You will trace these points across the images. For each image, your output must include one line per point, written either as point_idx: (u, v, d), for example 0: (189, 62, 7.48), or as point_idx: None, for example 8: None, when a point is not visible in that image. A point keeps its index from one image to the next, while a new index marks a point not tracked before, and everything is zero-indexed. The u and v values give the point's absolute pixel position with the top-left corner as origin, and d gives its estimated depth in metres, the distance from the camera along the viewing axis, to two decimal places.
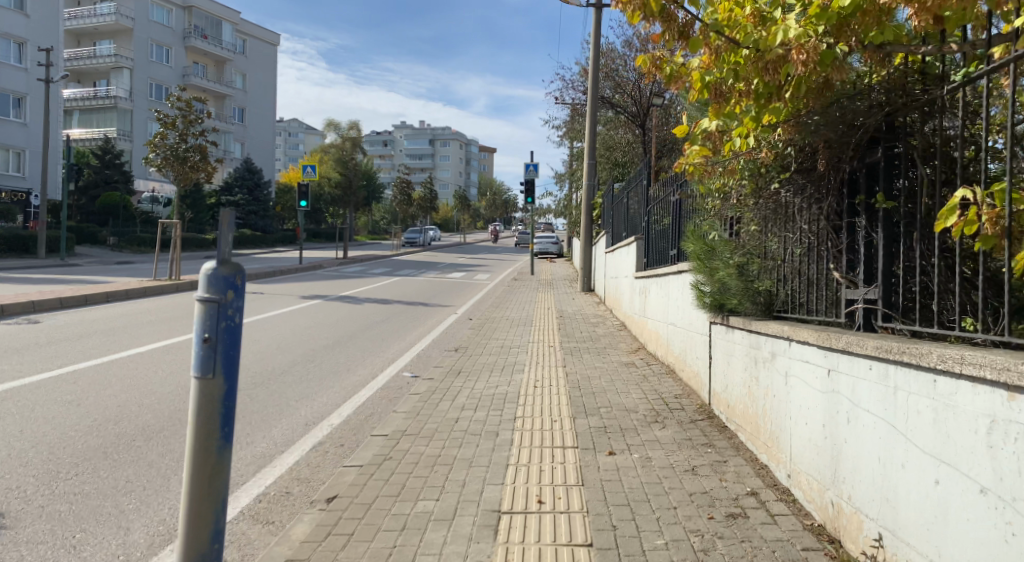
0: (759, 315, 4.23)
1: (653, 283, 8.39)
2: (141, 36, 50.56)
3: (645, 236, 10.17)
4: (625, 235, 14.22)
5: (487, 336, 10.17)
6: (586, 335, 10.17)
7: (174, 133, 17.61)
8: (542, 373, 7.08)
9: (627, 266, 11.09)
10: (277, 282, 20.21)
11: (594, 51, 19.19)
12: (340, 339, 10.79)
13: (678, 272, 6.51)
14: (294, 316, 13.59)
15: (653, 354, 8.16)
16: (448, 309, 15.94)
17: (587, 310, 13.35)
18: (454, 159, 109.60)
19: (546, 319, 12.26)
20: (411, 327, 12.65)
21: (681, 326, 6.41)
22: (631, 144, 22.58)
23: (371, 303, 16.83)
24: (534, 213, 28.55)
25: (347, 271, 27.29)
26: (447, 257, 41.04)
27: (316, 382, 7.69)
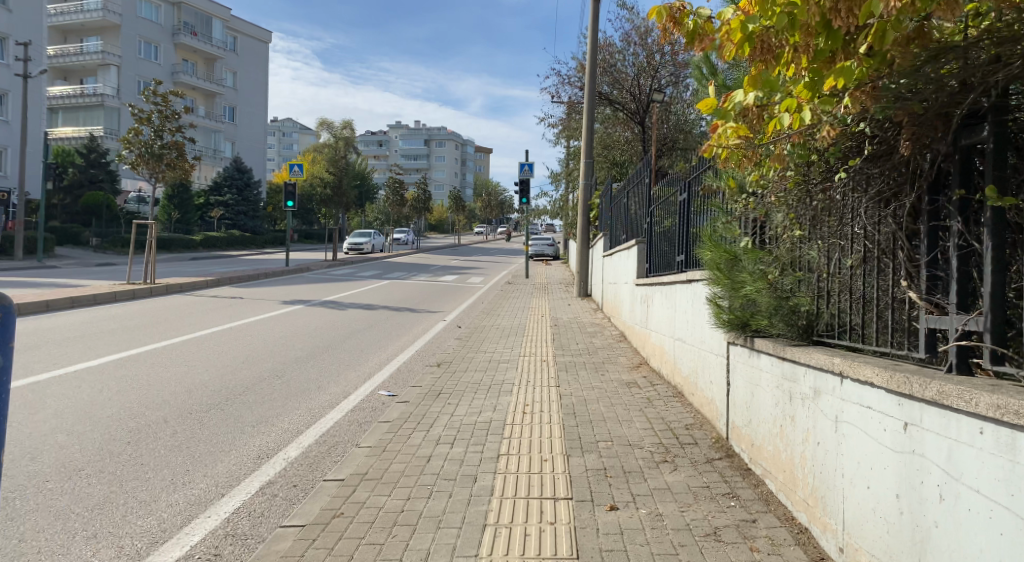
0: (797, 340, 3.48)
1: (657, 292, 7.63)
2: (129, 32, 50.26)
3: (647, 239, 9.41)
4: (624, 237, 13.49)
5: (475, 348, 9.36)
6: (583, 347, 9.37)
7: (149, 129, 16.96)
8: (532, 395, 6.30)
9: (626, 271, 10.33)
10: (261, 285, 19.45)
11: (591, 45, 18.50)
12: (316, 350, 9.99)
13: (688, 281, 5.78)
14: (272, 323, 12.81)
15: (656, 370, 7.40)
16: (437, 316, 15.13)
17: (584, 318, 12.60)
18: (451, 160, 108.90)
19: (540, 328, 11.47)
20: (396, 337, 11.85)
21: (691, 342, 5.68)
22: (631, 142, 21.79)
23: (356, 308, 16.06)
24: (529, 214, 27.76)
25: (335, 273, 26.53)
26: (441, 259, 40.24)
27: (280, 403, 6.93)
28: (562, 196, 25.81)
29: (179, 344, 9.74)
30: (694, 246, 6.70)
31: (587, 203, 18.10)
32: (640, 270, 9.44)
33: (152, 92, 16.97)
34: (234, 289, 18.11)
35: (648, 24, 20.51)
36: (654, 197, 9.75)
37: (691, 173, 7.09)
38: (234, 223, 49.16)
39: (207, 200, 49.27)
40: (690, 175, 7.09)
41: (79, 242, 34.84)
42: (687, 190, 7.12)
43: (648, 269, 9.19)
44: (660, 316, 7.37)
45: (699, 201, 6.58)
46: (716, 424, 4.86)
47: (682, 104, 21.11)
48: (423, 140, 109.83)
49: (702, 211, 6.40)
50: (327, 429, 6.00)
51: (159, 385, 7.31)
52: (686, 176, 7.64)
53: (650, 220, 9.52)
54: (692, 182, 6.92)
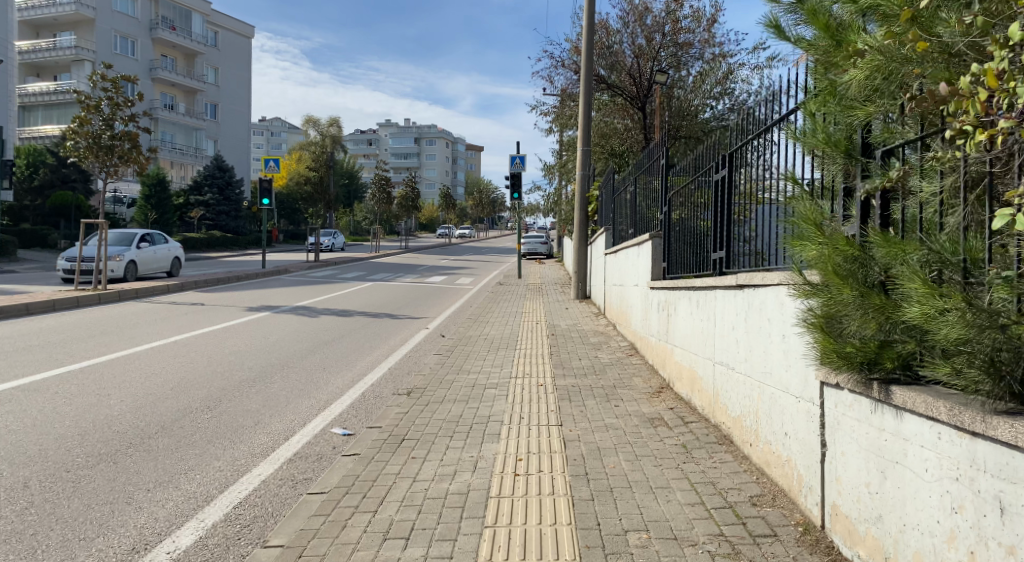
0: (1008, 405, 1.97)
1: (682, 295, 6.08)
2: (104, 26, 48.47)
3: (662, 232, 7.86)
4: (630, 232, 11.92)
5: (456, 367, 7.71)
6: (587, 364, 7.78)
7: (98, 119, 15.22)
8: (528, 440, 4.71)
9: (637, 271, 8.78)
10: (229, 290, 17.76)
11: (589, 24, 17.03)
12: (268, 371, 8.32)
13: (743, 289, 4.24)
14: (228, 335, 11.16)
15: (683, 398, 5.86)
16: (420, 323, 13.50)
17: (585, 325, 11.04)
18: (441, 158, 107.25)
19: (536, 338, 9.89)
20: (369, 351, 10.17)
21: (746, 374, 4.17)
22: (630, 131, 20.17)
23: (330, 314, 14.44)
24: (521, 211, 26.12)
25: (315, 276, 24.91)
26: (429, 258, 38.49)
27: (198, 451, 5.32)
28: (556, 190, 24.19)
29: (103, 365, 8.07)
30: (742, 240, 5.16)
31: (585, 196, 16.56)
32: (654, 270, 7.89)
33: (100, 77, 15.29)
34: (196, 295, 16.38)
35: (646, 4, 18.96)
36: (669, 178, 8.22)
37: (731, 147, 5.56)
38: (215, 223, 47.45)
39: (187, 199, 47.46)
40: (731, 145, 5.54)
41: (47, 245, 32.96)
42: (724, 171, 5.62)
43: (665, 269, 7.66)
44: (688, 328, 5.84)
45: (749, 180, 5.04)
46: (797, 500, 3.35)
47: (685, 90, 19.52)
48: (412, 138, 107.95)
49: (757, 195, 4.85)
50: (245, 499, 4.36)
51: (48, 426, 5.65)
52: (718, 151, 6.13)
53: (666, 207, 7.98)
54: (734, 160, 5.40)
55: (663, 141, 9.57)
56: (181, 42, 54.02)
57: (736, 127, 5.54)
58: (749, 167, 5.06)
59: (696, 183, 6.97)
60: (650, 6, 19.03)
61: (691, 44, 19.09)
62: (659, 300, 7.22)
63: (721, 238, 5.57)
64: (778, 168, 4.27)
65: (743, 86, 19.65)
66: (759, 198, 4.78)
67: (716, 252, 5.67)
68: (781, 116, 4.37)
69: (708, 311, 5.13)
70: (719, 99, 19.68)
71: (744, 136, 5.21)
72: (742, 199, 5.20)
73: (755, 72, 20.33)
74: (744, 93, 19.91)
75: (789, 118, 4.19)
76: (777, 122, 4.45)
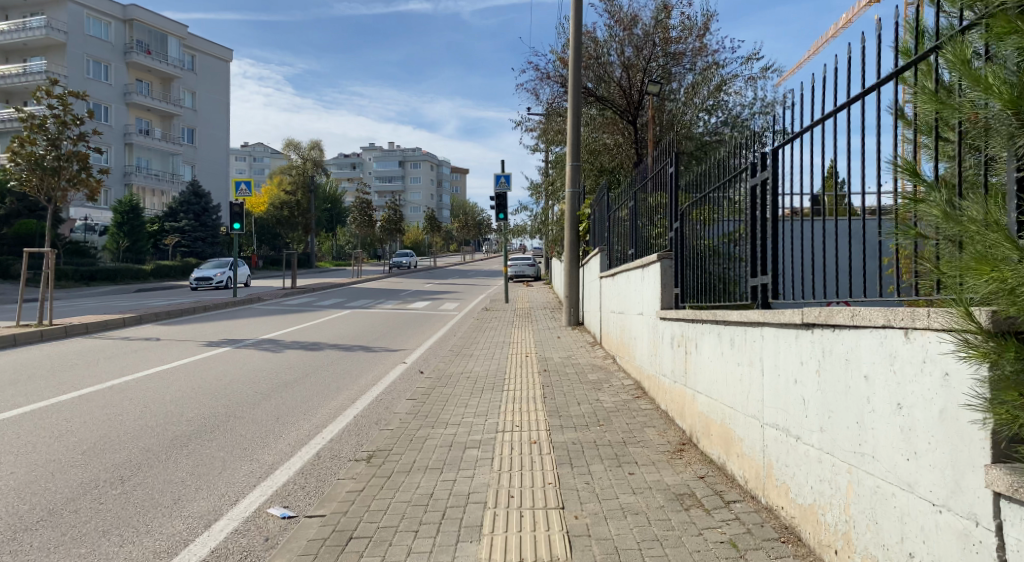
0: None
1: (707, 328, 4.94)
2: (75, 51, 47.25)
3: (672, 251, 6.66)
4: (630, 252, 10.81)
5: (433, 417, 6.44)
6: (589, 409, 6.56)
7: (43, 139, 13.90)
8: (518, 539, 3.46)
9: (641, 297, 7.58)
10: (192, 322, 16.41)
11: (576, 33, 16.10)
12: (210, 425, 7.01)
13: (813, 331, 3.11)
14: (178, 375, 9.85)
15: (711, 460, 4.70)
16: (398, 355, 12.24)
17: (581, 357, 9.84)
18: (426, 181, 106.34)
19: (527, 374, 8.67)
20: (334, 394, 8.85)
21: (819, 449, 3.05)
22: (620, 147, 19.09)
23: (298, 348, 13.14)
24: (507, 232, 25.01)
25: (291, 304, 23.59)
26: (414, 283, 37.29)
27: (84, 550, 4.01)
28: (544, 210, 23.10)
29: (10, 422, 6.72)
30: (804, 258, 4.01)
31: (576, 214, 15.47)
32: (664, 297, 6.70)
33: (45, 93, 14.01)
34: (154, 329, 15.03)
35: (634, 13, 18.00)
36: (675, 187, 7.04)
37: (780, 140, 4.41)
38: (190, 250, 45.98)
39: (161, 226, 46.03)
40: (778, 137, 4.39)
41: (11, 275, 31.48)
42: (760, 173, 4.47)
43: (680, 295, 6.47)
44: (715, 372, 4.71)
45: (815, 182, 3.89)
46: None
47: (677, 102, 18.50)
48: (397, 161, 107.11)
49: (831, 198, 3.71)
50: None
51: None
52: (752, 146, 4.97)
53: (676, 222, 6.80)
54: (778, 156, 4.25)
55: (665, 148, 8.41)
56: (156, 66, 52.88)
57: (785, 115, 4.41)
58: (812, 164, 3.92)
59: (717, 191, 5.80)
60: (638, 15, 18.06)
61: (683, 54, 18.14)
62: (673, 334, 6.06)
63: (763, 257, 4.42)
64: (878, 157, 3.12)
65: (737, 98, 18.67)
66: (836, 202, 3.64)
67: (757, 278, 4.52)
68: (868, 90, 3.24)
69: (749, 355, 4.00)
70: (712, 112, 18.71)
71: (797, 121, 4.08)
72: (801, 206, 4.06)
73: (749, 83, 19.39)
74: (739, 105, 18.93)
75: (886, 87, 3.06)
76: (862, 97, 3.32)
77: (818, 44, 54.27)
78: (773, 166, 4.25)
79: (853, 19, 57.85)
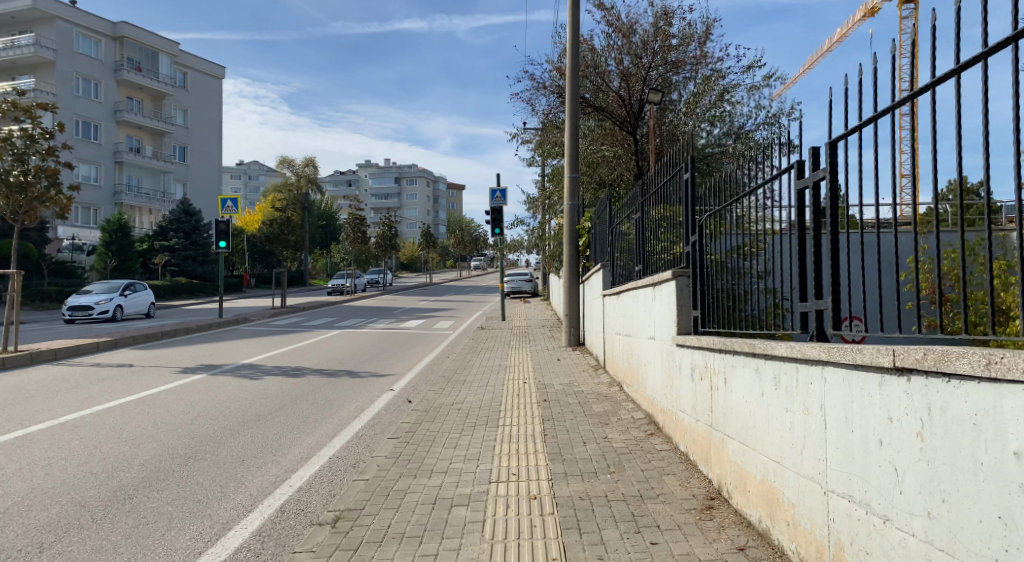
0: None
1: (738, 361, 4.14)
2: (64, 68, 46.61)
3: (692, 269, 5.81)
4: (638, 268, 10.08)
5: (417, 462, 5.58)
6: (595, 450, 5.72)
7: (9, 154, 13.11)
8: None
9: (652, 318, 6.74)
10: (171, 346, 15.51)
11: (573, 39, 15.40)
12: (166, 471, 6.14)
13: (908, 379, 2.34)
14: (144, 407, 8.98)
15: (750, 523, 3.88)
16: (385, 381, 11.37)
17: (584, 385, 9.00)
18: (422, 198, 105.69)
19: (524, 405, 7.82)
20: (311, 429, 7.99)
21: (925, 540, 2.27)
22: (620, 159, 18.34)
23: (280, 374, 12.28)
24: (503, 248, 24.20)
25: (279, 324, 22.70)
26: (408, 301, 36.42)
27: None
28: (540, 224, 22.31)
29: None
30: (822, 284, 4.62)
31: (575, 229, 14.72)
32: (680, 322, 5.86)
33: (11, 105, 13.24)
34: (130, 354, 14.15)
35: (631, 20, 17.30)
36: (689, 198, 6.24)
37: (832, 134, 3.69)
38: (180, 269, 45.00)
39: (152, 245, 45.25)
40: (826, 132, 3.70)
41: None
42: (804, 178, 3.74)
43: (700, 318, 5.65)
44: (752, 416, 3.90)
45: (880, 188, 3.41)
46: None
47: (677, 113, 17.83)
48: (392, 178, 106.52)
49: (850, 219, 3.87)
50: None
51: None
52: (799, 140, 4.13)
53: (694, 237, 5.98)
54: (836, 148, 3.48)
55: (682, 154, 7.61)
56: (147, 83, 52.27)
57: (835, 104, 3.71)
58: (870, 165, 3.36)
59: (743, 198, 5.07)
60: (636, 22, 17.39)
61: (683, 62, 17.43)
62: (692, 363, 5.27)
63: (817, 277, 3.65)
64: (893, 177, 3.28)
65: (740, 108, 17.92)
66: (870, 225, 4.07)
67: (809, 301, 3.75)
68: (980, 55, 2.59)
69: (801, 403, 3.20)
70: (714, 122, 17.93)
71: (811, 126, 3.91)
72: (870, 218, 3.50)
73: (751, 92, 18.64)
74: (741, 115, 18.20)
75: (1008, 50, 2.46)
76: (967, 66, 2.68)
77: (811, 57, 53.71)
78: (829, 165, 3.47)
79: (844, 34, 57.78)
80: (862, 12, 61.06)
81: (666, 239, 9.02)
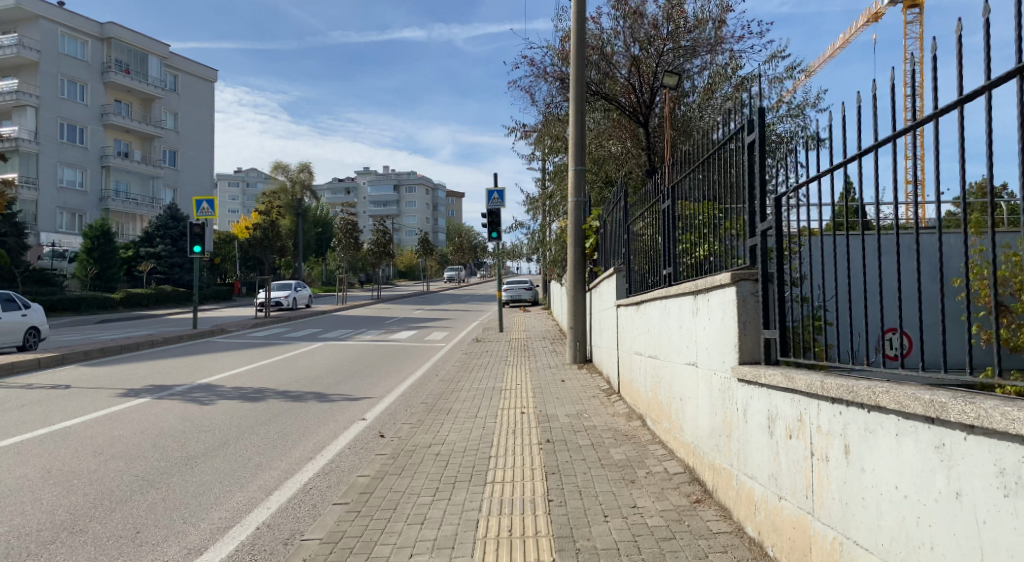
0: None
1: (886, 422, 2.44)
2: (48, 69, 45.03)
3: (778, 275, 3.92)
4: (661, 274, 8.17)
5: (363, 555, 3.81)
6: (622, 534, 3.94)
7: None
8: None
9: (693, 339, 4.97)
10: (124, 363, 13.68)
11: (577, 18, 13.69)
12: (16, 557, 4.33)
13: None
14: (50, 445, 7.14)
15: None
16: (358, 408, 9.58)
17: (595, 418, 7.25)
18: (421, 206, 104.07)
19: (521, 447, 6.08)
20: (248, 480, 6.19)
21: None
22: (629, 154, 16.61)
23: (238, 398, 10.46)
24: (501, 254, 22.44)
25: (258, 336, 20.89)
26: (403, 310, 34.60)
27: None
28: (541, 228, 20.53)
29: None
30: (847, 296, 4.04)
31: (580, 230, 12.96)
32: (743, 347, 4.04)
33: None
34: (72, 373, 12.27)
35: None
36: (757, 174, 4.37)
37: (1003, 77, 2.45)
38: (166, 277, 43.36)
39: (136, 252, 43.53)
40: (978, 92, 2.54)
41: None
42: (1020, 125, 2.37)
43: (779, 334, 3.88)
44: (921, 530, 2.23)
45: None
46: None
47: (691, 105, 16.20)
48: (392, 185, 104.98)
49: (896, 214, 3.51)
50: None
51: None
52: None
53: (774, 218, 3.96)
54: None
55: (736, 121, 5.81)
56: (135, 86, 50.72)
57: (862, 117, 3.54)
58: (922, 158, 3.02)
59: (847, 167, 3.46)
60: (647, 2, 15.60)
61: (699, 46, 15.66)
62: (770, 409, 3.53)
63: None
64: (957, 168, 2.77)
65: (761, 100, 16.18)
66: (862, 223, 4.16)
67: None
68: None
69: None
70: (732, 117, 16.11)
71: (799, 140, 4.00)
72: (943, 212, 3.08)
73: (772, 84, 16.94)
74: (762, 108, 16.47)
75: None
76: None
77: (819, 62, 51.78)
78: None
79: (848, 39, 56.02)
80: (866, 17, 59.44)
81: (693, 237, 7.10)
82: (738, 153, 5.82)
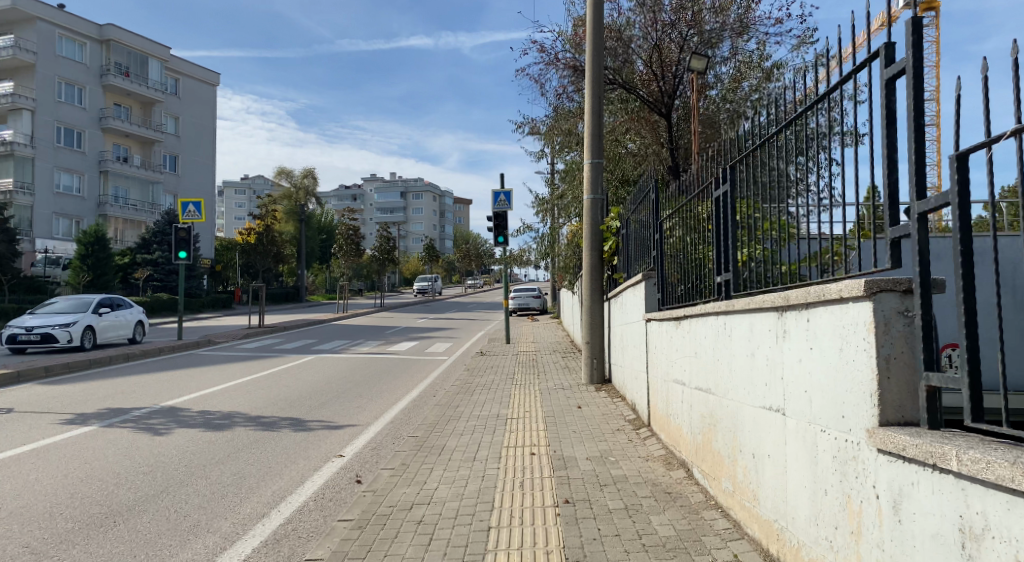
0: None
1: None
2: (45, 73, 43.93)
3: (963, 282, 2.33)
4: (696, 297, 6.59)
5: None
6: None
7: None
8: None
9: (786, 372, 3.43)
10: (86, 381, 12.20)
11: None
12: None
13: None
14: None
15: None
16: (338, 439, 8.15)
17: (623, 463, 5.78)
18: (427, 212, 102.74)
19: (532, 512, 4.55)
20: (175, 550, 4.72)
21: None
22: (648, 151, 15.18)
23: (204, 424, 9.02)
24: (508, 260, 21.00)
25: (247, 348, 19.40)
26: (405, 319, 33.13)
27: None
28: (551, 232, 19.00)
29: None
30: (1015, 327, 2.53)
31: (599, 231, 11.49)
32: (887, 398, 2.55)
33: None
34: (22, 395, 10.80)
35: None
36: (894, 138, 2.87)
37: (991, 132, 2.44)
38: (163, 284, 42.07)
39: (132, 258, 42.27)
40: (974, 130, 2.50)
41: None
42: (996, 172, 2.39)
43: (971, 353, 2.31)
44: None
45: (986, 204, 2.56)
46: None
47: (714, 98, 14.83)
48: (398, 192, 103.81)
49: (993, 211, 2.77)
50: None
51: None
52: None
53: (959, 181, 2.31)
54: None
55: (771, 115, 4.43)
56: (135, 89, 49.61)
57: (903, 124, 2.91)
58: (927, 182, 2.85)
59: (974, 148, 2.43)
60: None
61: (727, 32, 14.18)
62: (961, 515, 2.05)
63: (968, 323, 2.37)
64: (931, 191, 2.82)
65: None
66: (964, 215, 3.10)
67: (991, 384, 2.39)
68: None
69: None
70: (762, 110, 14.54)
71: (870, 101, 3.25)
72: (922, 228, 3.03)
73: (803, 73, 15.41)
74: None
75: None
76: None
77: None
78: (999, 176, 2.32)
79: None
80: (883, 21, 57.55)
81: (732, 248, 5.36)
82: (772, 153, 4.39)
